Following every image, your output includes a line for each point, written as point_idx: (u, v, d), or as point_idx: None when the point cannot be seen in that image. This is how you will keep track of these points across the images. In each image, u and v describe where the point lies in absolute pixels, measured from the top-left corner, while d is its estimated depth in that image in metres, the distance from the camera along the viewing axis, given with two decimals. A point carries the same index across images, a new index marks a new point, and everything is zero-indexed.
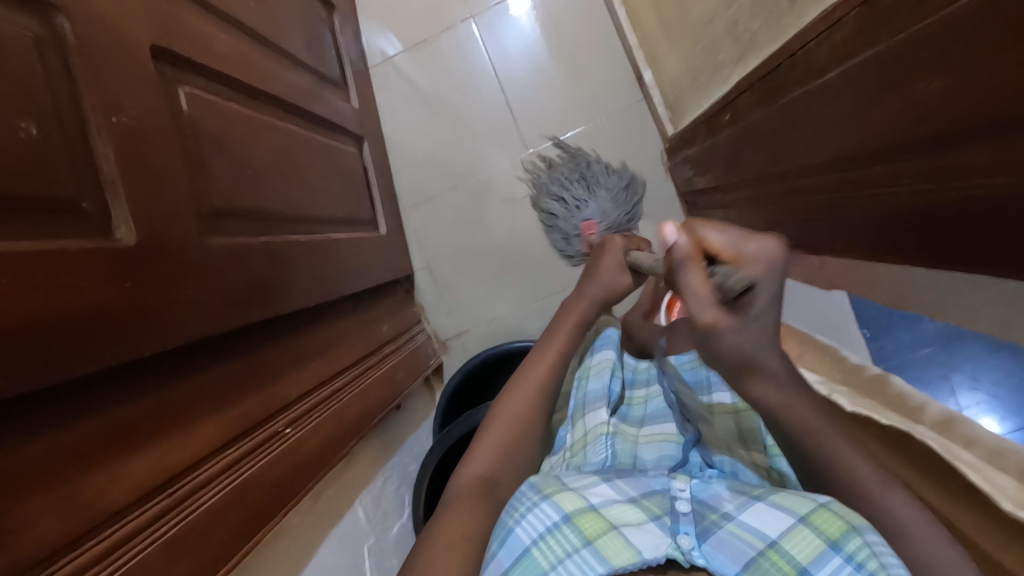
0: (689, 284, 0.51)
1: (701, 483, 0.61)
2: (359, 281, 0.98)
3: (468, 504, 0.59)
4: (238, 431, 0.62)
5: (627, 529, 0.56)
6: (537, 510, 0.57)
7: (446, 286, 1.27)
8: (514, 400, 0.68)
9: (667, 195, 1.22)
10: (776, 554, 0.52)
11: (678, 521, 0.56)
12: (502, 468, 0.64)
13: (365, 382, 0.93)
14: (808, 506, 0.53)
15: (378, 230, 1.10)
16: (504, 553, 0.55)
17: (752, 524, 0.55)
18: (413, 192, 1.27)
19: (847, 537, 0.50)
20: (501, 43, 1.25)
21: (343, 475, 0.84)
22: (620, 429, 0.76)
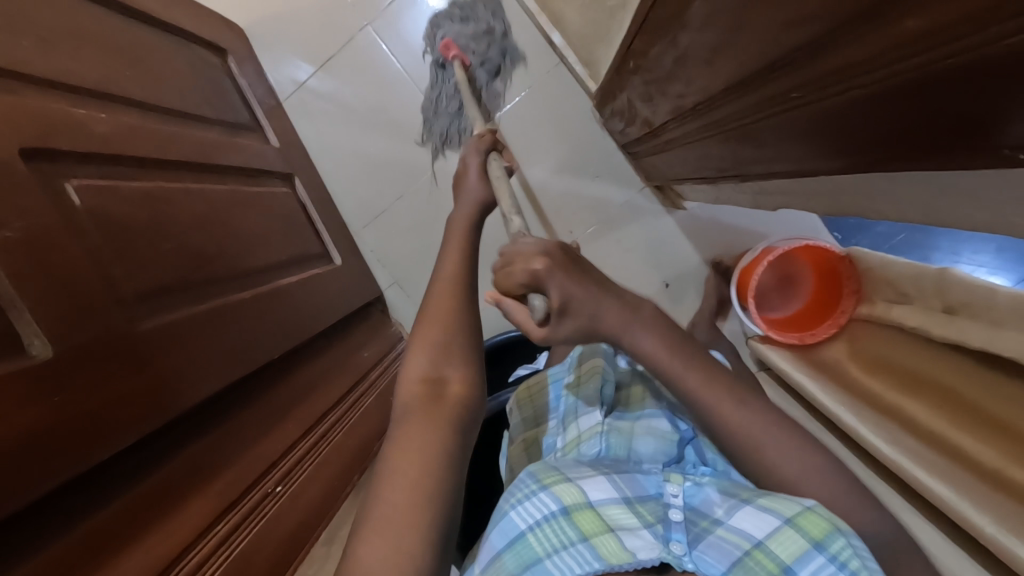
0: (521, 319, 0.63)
1: (693, 487, 0.60)
2: (324, 315, 1.00)
3: (414, 435, 0.56)
4: (222, 506, 0.62)
5: (624, 532, 0.56)
6: (535, 498, 0.59)
7: (419, 296, 1.30)
8: (415, 352, 0.64)
9: (607, 153, 1.22)
10: (759, 554, 0.53)
11: (670, 529, 0.56)
12: (435, 389, 0.60)
13: (357, 413, 0.94)
14: (794, 509, 0.54)
15: (333, 261, 1.13)
16: (496, 534, 0.60)
17: (741, 524, 0.55)
18: (361, 214, 1.28)
19: (831, 539, 0.51)
20: (407, 41, 1.23)
21: (357, 509, 0.85)
22: (615, 426, 0.72)
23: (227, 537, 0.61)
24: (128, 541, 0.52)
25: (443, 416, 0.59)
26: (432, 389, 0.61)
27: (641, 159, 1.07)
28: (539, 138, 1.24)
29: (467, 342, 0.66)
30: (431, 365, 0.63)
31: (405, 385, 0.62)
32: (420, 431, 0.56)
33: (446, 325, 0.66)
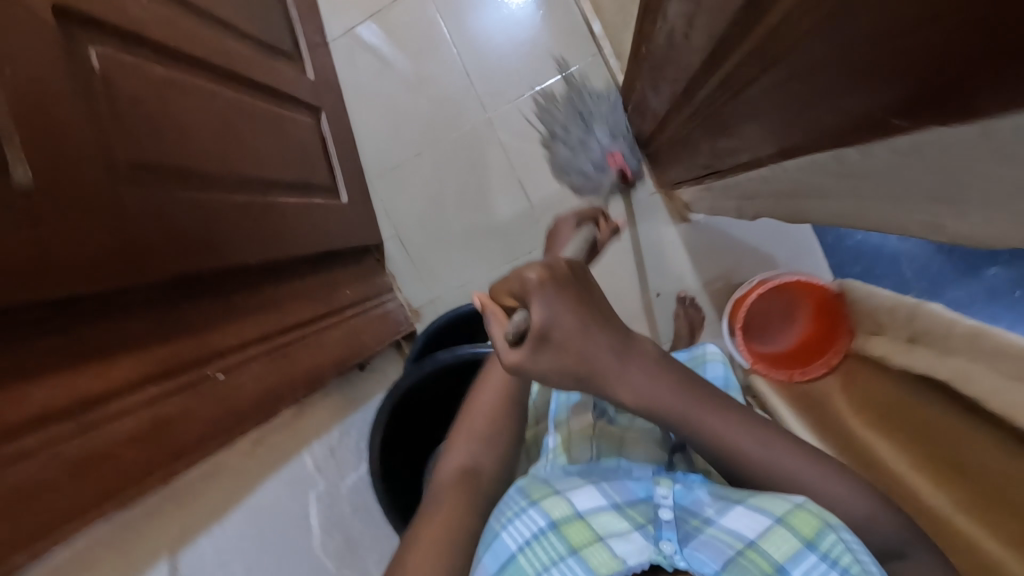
0: (495, 336, 0.51)
1: (683, 488, 0.61)
2: (316, 242, 1.04)
3: (452, 494, 0.69)
4: (159, 369, 0.64)
5: (613, 539, 0.56)
6: (525, 516, 0.59)
7: (415, 253, 1.34)
8: (468, 423, 0.75)
9: (625, 151, 1.25)
10: (752, 552, 0.54)
11: (660, 528, 0.57)
12: (482, 456, 0.73)
13: (322, 338, 0.97)
14: (785, 507, 0.56)
15: (340, 198, 1.17)
16: (488, 557, 0.59)
17: (734, 525, 0.56)
18: (379, 162, 1.33)
19: (823, 536, 0.53)
20: (467, 24, 1.30)
21: (299, 423, 0.87)
22: (603, 433, 0.76)
23: (162, 398, 0.63)
24: (59, 367, 0.53)
25: (473, 496, 0.69)
26: (468, 479, 0.71)
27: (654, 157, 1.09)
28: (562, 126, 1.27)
29: (503, 434, 0.75)
30: (469, 456, 0.73)
31: (457, 451, 0.74)
32: (452, 505, 0.67)
33: (494, 410, 0.75)
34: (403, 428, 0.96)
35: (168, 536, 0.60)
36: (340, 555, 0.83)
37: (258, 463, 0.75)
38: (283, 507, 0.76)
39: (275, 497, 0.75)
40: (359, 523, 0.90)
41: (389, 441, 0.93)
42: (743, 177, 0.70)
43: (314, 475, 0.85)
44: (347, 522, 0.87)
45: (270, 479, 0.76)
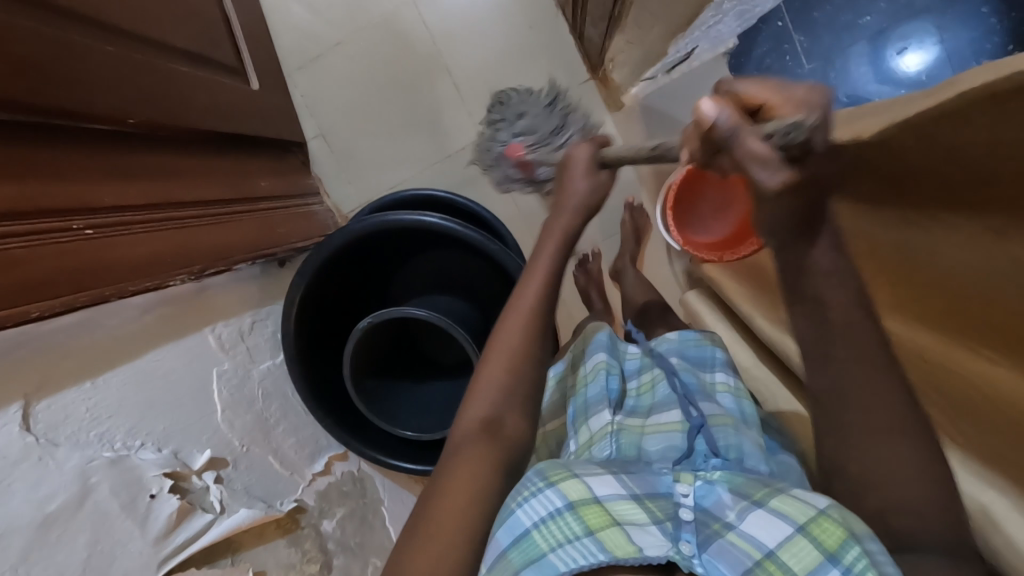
0: (748, 144, 0.42)
1: (704, 486, 0.58)
2: (224, 120, 0.96)
3: (471, 452, 0.58)
4: (21, 209, 0.57)
5: (630, 528, 0.54)
6: (541, 496, 0.56)
7: (341, 152, 1.26)
8: (504, 332, 0.64)
9: (556, 33, 1.18)
10: (772, 565, 0.50)
11: (680, 528, 0.54)
12: (506, 406, 0.61)
13: (232, 220, 0.91)
14: (807, 513, 0.51)
15: (250, 84, 1.08)
16: (502, 530, 0.55)
17: (753, 531, 0.53)
18: (296, 53, 1.24)
19: (845, 548, 0.47)
20: None
21: (203, 301, 0.81)
22: (625, 424, 0.73)
23: (19, 237, 0.56)
24: None
25: (494, 452, 0.58)
26: (489, 431, 0.59)
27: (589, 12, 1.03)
28: (490, 7, 1.20)
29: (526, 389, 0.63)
30: (491, 407, 0.61)
31: (483, 380, 0.63)
32: (477, 460, 0.57)
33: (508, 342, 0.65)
34: (320, 311, 0.91)
35: (25, 381, 0.55)
36: (252, 435, 0.79)
37: (145, 331, 0.69)
38: (177, 379, 0.71)
39: (167, 368, 0.70)
40: (275, 409, 0.86)
41: (302, 321, 0.88)
42: None
43: (218, 354, 0.80)
44: (259, 406, 0.83)
45: (157, 348, 0.70)
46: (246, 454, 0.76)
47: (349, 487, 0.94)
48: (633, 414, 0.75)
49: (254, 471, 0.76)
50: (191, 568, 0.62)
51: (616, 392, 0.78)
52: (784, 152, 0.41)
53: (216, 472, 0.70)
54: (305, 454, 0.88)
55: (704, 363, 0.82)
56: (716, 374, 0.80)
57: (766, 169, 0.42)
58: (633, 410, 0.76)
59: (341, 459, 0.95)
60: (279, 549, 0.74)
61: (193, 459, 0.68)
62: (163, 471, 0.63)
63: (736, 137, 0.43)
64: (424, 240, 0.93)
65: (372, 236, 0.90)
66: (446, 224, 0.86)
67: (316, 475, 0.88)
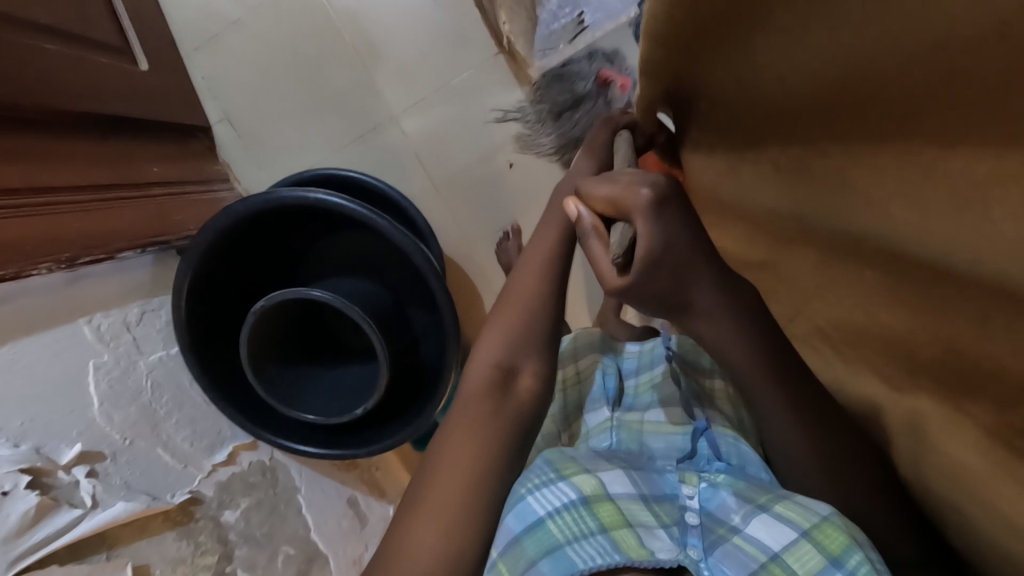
0: (592, 254, 0.52)
1: (708, 489, 0.52)
2: (101, 104, 0.91)
3: (479, 408, 0.58)
4: None
5: (643, 531, 0.48)
6: (552, 487, 0.52)
7: (249, 136, 1.22)
8: (520, 286, 0.65)
9: (464, 6, 1.16)
10: (777, 569, 0.45)
11: (686, 533, 0.49)
12: (518, 356, 0.62)
13: (111, 208, 0.87)
14: (812, 519, 0.47)
15: (139, 66, 1.03)
16: (511, 518, 0.51)
17: (759, 534, 0.48)
18: (195, 33, 1.19)
19: (848, 553, 0.44)
20: None
21: (77, 292, 0.77)
22: (623, 420, 0.68)
23: None
24: None
25: (503, 415, 0.59)
26: (502, 383, 0.60)
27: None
28: None
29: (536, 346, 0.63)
30: (504, 353, 0.62)
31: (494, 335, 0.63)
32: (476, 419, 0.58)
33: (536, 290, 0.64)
34: (214, 294, 0.89)
35: None
36: (136, 427, 0.76)
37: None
38: (39, 371, 0.67)
39: (27, 361, 0.67)
40: (166, 400, 0.83)
41: (194, 306, 0.86)
42: None
43: (95, 345, 0.76)
44: (148, 397, 0.80)
45: (16, 341, 0.66)
46: (127, 447, 0.73)
47: (256, 477, 0.91)
48: (633, 411, 0.69)
49: (138, 464, 0.73)
50: (53, 565, 0.59)
51: (611, 390, 0.73)
52: (621, 266, 0.49)
53: (89, 466, 0.67)
54: (202, 445, 0.85)
55: (704, 367, 0.73)
56: (716, 379, 0.72)
57: (606, 266, 0.50)
58: (629, 406, 0.70)
59: (248, 449, 0.92)
60: (167, 542, 0.72)
61: (60, 454, 0.65)
62: (20, 467, 0.60)
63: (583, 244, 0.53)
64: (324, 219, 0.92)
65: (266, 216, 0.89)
66: (330, 202, 0.84)
67: (216, 466, 0.85)
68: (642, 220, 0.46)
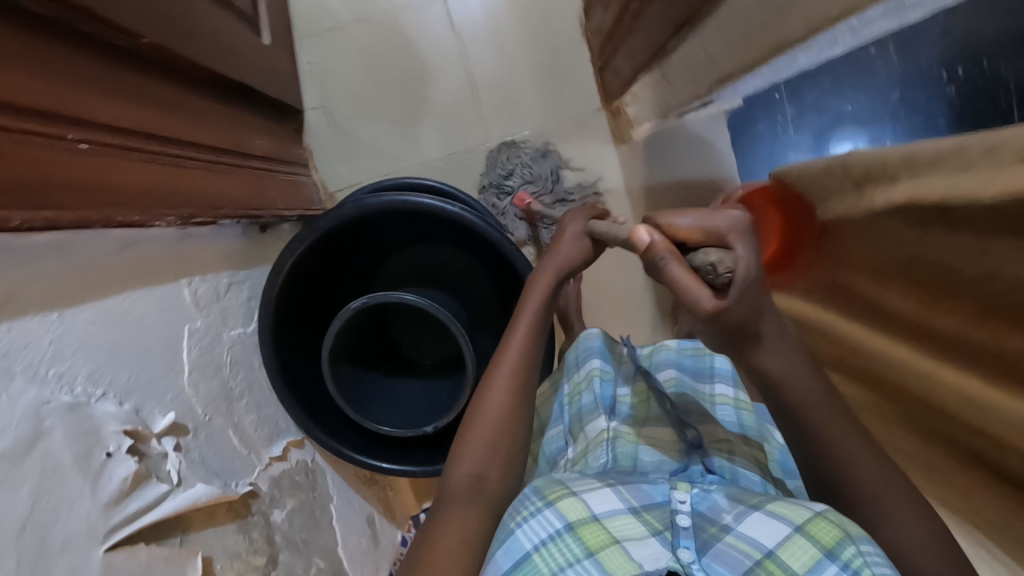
0: (678, 276, 0.53)
1: (700, 493, 0.60)
2: (232, 69, 0.89)
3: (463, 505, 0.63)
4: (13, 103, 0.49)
5: (629, 544, 0.55)
6: (540, 516, 0.56)
7: (338, 128, 1.22)
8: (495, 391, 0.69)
9: (580, 58, 1.21)
10: (772, 563, 0.50)
11: (678, 535, 0.55)
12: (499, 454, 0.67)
13: (226, 171, 0.84)
14: (802, 515, 0.52)
15: (262, 39, 1.03)
16: (501, 553, 0.54)
17: (750, 532, 0.53)
18: (311, 19, 1.20)
19: (842, 544, 0.48)
20: None
21: (185, 250, 0.73)
22: (620, 431, 0.78)
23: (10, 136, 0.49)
24: None
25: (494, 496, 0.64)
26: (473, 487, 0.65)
27: (605, 51, 1.08)
28: (519, 18, 1.21)
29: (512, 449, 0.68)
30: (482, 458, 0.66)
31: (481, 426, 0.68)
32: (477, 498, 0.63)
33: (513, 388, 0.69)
34: (305, 277, 0.86)
35: None
36: (214, 406, 0.71)
37: (124, 268, 0.61)
38: (146, 329, 0.63)
39: (139, 315, 0.62)
40: (241, 381, 0.78)
41: (287, 284, 0.83)
42: (708, 38, 0.68)
43: (192, 310, 0.72)
44: (226, 374, 0.75)
45: (132, 291, 0.62)
46: (206, 423, 0.68)
47: (301, 477, 0.86)
48: (628, 421, 0.79)
49: (213, 442, 0.68)
50: (140, 543, 0.53)
51: (609, 401, 0.83)
52: (716, 281, 0.52)
53: (175, 439, 0.62)
54: (264, 434, 0.80)
55: (703, 374, 0.87)
56: (714, 385, 0.85)
57: (701, 293, 0.51)
58: (627, 418, 0.80)
59: (297, 446, 0.88)
60: (228, 535, 0.66)
61: (155, 421, 0.60)
62: (123, 428, 0.55)
63: (665, 268, 0.53)
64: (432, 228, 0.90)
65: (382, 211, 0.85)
66: (462, 217, 0.84)
67: (272, 460, 0.80)
68: (739, 242, 0.53)
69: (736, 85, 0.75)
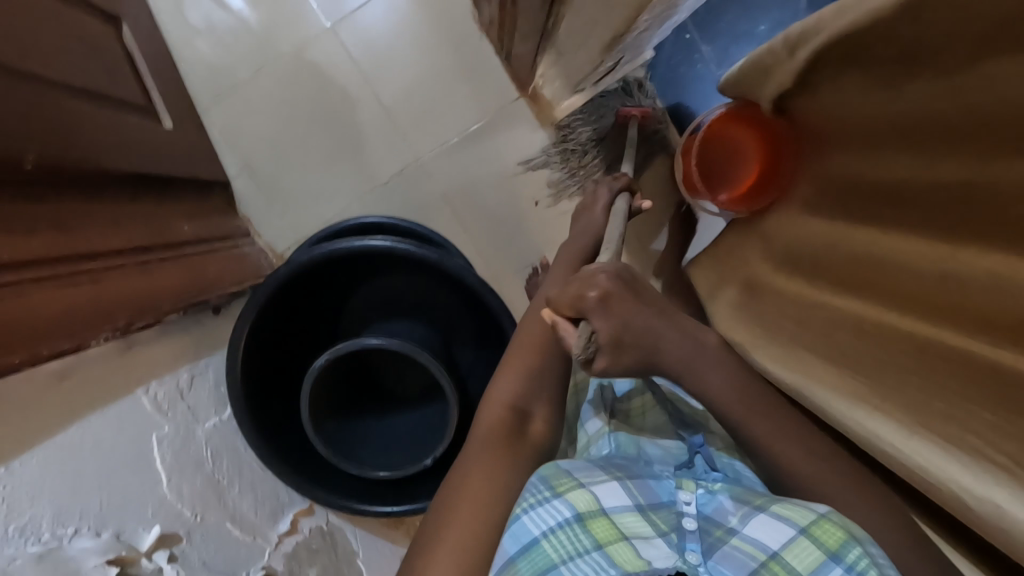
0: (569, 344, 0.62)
1: (705, 495, 0.58)
2: (136, 163, 0.87)
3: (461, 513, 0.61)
4: None
5: (638, 541, 0.54)
6: (548, 506, 0.56)
7: (268, 188, 1.21)
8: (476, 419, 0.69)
9: (484, 52, 1.20)
10: (776, 566, 0.51)
11: (684, 537, 0.55)
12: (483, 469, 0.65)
13: (155, 268, 0.83)
14: (809, 517, 0.53)
15: (163, 122, 1.01)
16: (508, 539, 0.56)
17: (755, 534, 0.54)
18: (210, 89, 1.19)
19: (847, 548, 0.50)
20: None
21: (131, 359, 0.72)
22: (621, 427, 0.74)
23: None
24: None
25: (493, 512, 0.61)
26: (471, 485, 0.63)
27: (504, 39, 1.06)
28: (413, 30, 1.19)
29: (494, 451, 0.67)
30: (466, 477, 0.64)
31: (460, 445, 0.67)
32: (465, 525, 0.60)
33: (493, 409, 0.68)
34: (265, 347, 0.86)
35: None
36: (205, 503, 0.70)
37: (65, 398, 0.60)
38: (109, 453, 0.62)
39: (96, 441, 0.61)
40: (227, 469, 0.78)
41: (248, 359, 0.83)
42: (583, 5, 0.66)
43: (156, 416, 0.71)
44: (211, 468, 0.75)
45: (82, 420, 0.61)
46: (199, 522, 0.68)
47: (317, 543, 0.86)
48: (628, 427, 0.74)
49: (212, 540, 0.68)
50: None
51: (610, 409, 0.77)
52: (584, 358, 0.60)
53: (168, 550, 0.61)
54: (265, 513, 0.80)
55: None
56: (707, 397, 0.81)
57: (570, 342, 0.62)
58: (628, 428, 0.74)
59: (306, 514, 0.87)
60: None
61: (140, 539, 0.59)
62: (106, 559, 0.54)
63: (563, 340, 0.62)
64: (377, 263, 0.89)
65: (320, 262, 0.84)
66: (397, 248, 0.83)
67: (282, 536, 0.80)
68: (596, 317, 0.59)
69: (627, 45, 0.73)
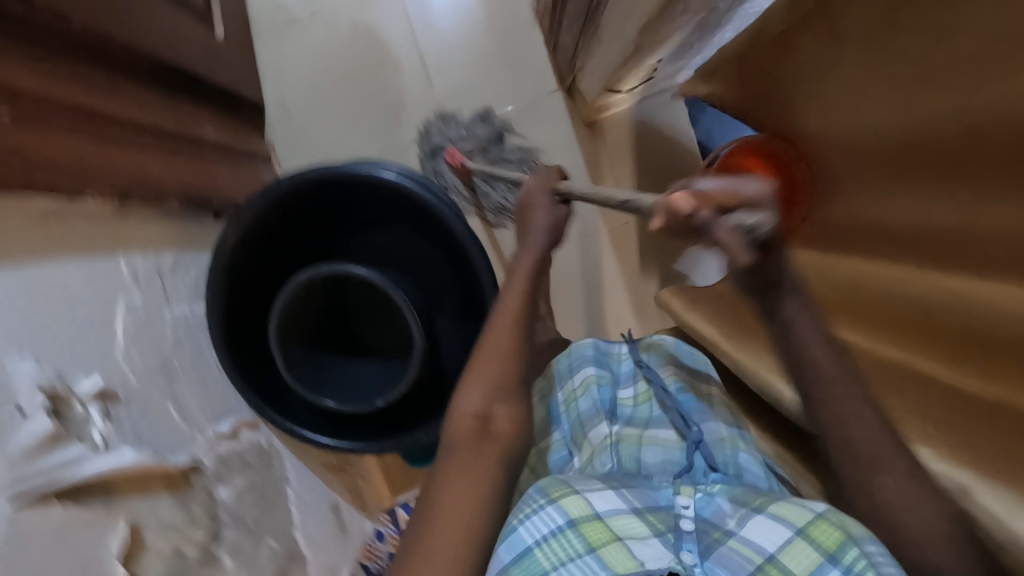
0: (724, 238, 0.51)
1: (703, 498, 0.64)
2: (180, 57, 0.90)
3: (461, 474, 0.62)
4: None
5: (631, 541, 0.60)
6: (542, 513, 0.62)
7: (298, 123, 1.24)
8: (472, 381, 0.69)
9: (533, 42, 1.23)
10: (773, 568, 0.55)
11: (680, 539, 0.60)
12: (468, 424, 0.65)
13: (170, 155, 0.85)
14: (806, 518, 0.57)
15: (214, 32, 1.04)
16: (503, 548, 0.60)
17: (753, 537, 0.58)
18: (268, 19, 1.24)
19: (843, 550, 0.53)
20: None
21: (122, 226, 0.75)
22: (622, 434, 0.79)
23: None
24: None
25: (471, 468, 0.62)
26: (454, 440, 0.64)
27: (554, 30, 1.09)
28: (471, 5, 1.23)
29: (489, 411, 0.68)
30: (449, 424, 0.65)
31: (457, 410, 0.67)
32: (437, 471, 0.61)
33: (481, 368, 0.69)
34: (254, 256, 0.87)
35: None
36: (152, 378, 0.71)
37: (48, 235, 0.62)
38: (72, 297, 0.63)
39: (67, 282, 0.63)
40: (183, 357, 0.78)
41: (235, 263, 0.83)
42: None
43: (128, 286, 0.72)
44: (167, 350, 0.75)
45: (61, 258, 0.63)
46: (141, 393, 0.68)
47: (252, 458, 0.86)
48: (631, 423, 0.80)
49: (148, 413, 0.68)
50: (53, 501, 0.52)
51: (608, 403, 0.84)
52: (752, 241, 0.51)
53: (103, 405, 0.62)
54: (208, 411, 0.80)
55: (700, 371, 0.85)
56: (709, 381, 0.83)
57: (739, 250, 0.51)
58: (630, 420, 0.81)
59: (249, 427, 0.87)
60: (163, 506, 0.65)
61: (78, 383, 0.60)
62: (41, 386, 0.55)
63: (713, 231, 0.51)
64: (388, 207, 0.89)
65: (335, 183, 0.86)
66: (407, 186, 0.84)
67: (218, 437, 0.80)
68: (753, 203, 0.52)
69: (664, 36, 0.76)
